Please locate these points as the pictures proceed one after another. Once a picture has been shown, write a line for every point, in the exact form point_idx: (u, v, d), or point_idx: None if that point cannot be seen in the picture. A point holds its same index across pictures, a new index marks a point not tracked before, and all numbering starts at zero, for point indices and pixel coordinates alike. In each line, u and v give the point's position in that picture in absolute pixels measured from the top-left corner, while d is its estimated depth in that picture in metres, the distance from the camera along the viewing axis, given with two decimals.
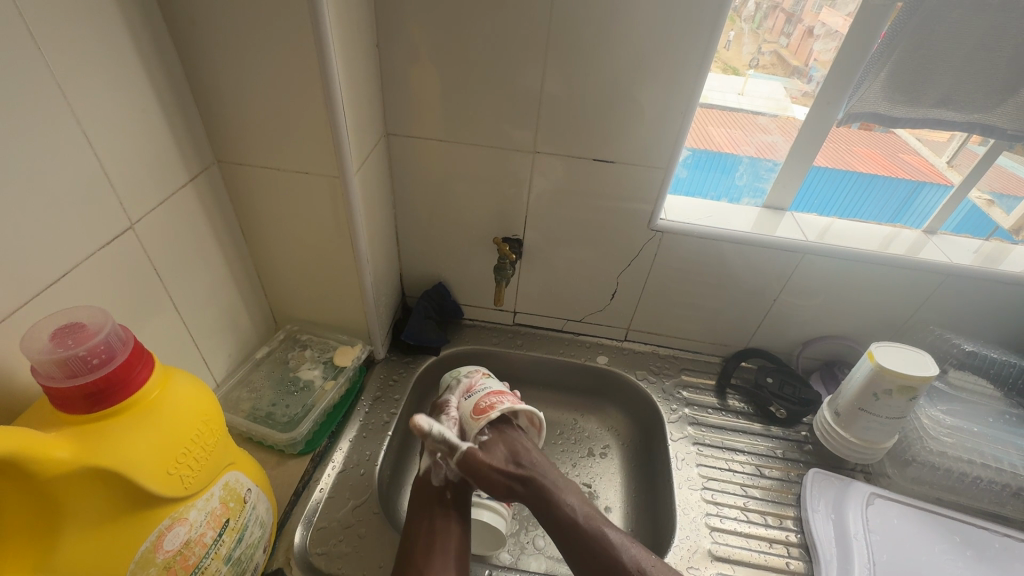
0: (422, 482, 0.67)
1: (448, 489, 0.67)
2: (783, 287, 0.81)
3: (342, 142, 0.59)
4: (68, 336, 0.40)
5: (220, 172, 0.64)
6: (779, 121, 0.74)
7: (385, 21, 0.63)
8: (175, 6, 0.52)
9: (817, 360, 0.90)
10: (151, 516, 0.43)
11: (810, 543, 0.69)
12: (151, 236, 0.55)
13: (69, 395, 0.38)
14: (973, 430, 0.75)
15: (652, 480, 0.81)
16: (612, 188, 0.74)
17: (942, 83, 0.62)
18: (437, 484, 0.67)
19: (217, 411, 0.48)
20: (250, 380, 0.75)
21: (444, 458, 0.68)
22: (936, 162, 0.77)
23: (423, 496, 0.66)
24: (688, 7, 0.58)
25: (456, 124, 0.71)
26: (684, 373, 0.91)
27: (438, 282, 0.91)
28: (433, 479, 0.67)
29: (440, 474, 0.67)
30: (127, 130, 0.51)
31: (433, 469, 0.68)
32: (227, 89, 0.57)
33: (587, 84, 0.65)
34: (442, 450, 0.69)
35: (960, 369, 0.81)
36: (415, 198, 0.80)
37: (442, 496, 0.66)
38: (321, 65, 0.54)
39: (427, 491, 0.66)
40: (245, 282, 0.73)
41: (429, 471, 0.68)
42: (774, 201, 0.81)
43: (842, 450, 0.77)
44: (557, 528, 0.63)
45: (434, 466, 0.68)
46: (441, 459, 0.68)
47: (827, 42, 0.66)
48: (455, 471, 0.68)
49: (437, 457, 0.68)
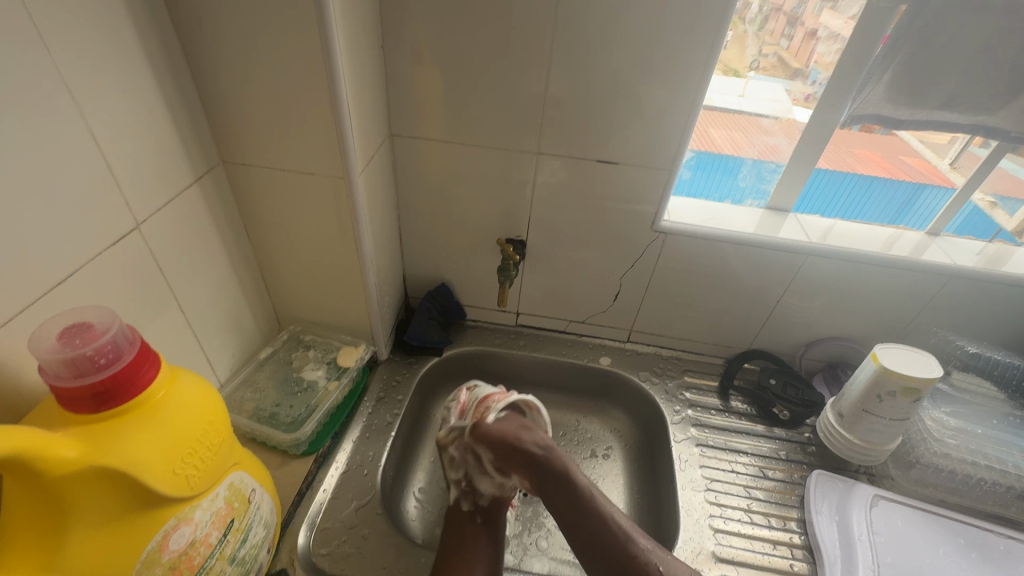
0: (453, 511, 0.68)
1: (478, 514, 0.67)
2: (786, 288, 0.81)
3: (346, 142, 0.59)
4: (76, 336, 0.40)
5: (225, 172, 0.65)
6: (782, 124, 0.75)
7: (389, 22, 0.64)
8: (182, 6, 0.52)
9: (820, 362, 0.90)
10: (157, 516, 0.43)
11: (813, 544, 0.69)
12: (157, 236, 0.55)
13: (76, 395, 0.38)
14: (976, 431, 0.75)
15: (656, 481, 0.81)
16: (615, 189, 0.74)
17: (945, 85, 0.62)
18: (467, 509, 0.68)
19: (222, 411, 0.49)
20: (254, 380, 0.75)
21: (468, 484, 0.68)
22: (939, 164, 0.77)
23: (455, 521, 0.67)
24: (693, 8, 0.58)
25: (459, 124, 0.71)
26: (687, 374, 0.91)
27: (440, 283, 0.91)
28: (461, 505, 0.68)
29: (469, 501, 0.68)
30: (133, 130, 0.51)
31: (462, 498, 0.68)
32: (232, 90, 0.57)
33: (592, 85, 0.66)
34: (463, 478, 0.69)
35: (964, 371, 0.81)
36: (418, 199, 0.80)
37: (473, 521, 0.66)
38: (326, 65, 0.54)
39: (458, 516, 0.67)
40: (249, 282, 0.73)
41: (459, 500, 0.69)
42: (777, 203, 0.81)
43: (845, 451, 0.77)
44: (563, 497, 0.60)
45: (462, 495, 0.69)
46: (466, 487, 0.69)
47: (829, 44, 0.66)
48: (482, 496, 0.68)
49: (463, 485, 0.69)
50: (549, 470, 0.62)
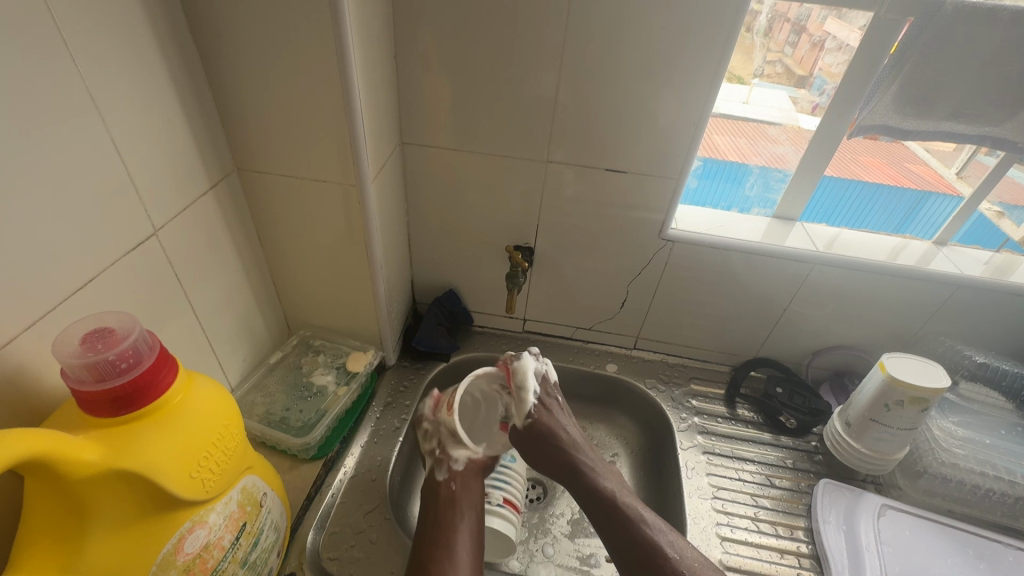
0: (430, 482, 0.67)
1: (453, 480, 0.66)
2: (793, 297, 0.82)
3: (360, 151, 0.60)
4: (98, 341, 0.40)
5: (239, 180, 0.65)
6: (788, 133, 0.75)
7: (401, 32, 0.65)
8: (201, 18, 0.53)
9: (827, 370, 0.90)
10: (172, 519, 0.44)
11: (820, 553, 0.69)
12: (173, 242, 0.56)
13: (97, 398, 0.39)
14: (984, 441, 0.75)
15: (667, 510, 0.78)
16: (624, 197, 0.75)
17: (953, 96, 0.63)
18: (442, 478, 0.66)
19: (236, 415, 0.49)
20: (264, 384, 0.76)
21: (443, 453, 0.68)
22: (945, 173, 0.78)
23: (431, 493, 0.66)
24: (702, 21, 0.59)
25: (469, 132, 0.72)
26: (693, 382, 0.92)
27: (449, 289, 0.91)
28: (436, 475, 0.67)
29: (443, 469, 0.67)
30: (152, 139, 0.52)
31: (438, 467, 0.67)
32: (248, 99, 0.58)
33: (601, 95, 0.66)
34: (438, 446, 0.69)
35: (971, 382, 0.81)
36: (427, 205, 0.81)
37: (447, 489, 0.65)
38: (342, 76, 0.55)
39: (434, 487, 0.66)
40: (260, 287, 0.74)
41: (434, 470, 0.68)
42: (784, 212, 0.81)
43: (852, 460, 0.77)
44: (591, 503, 0.64)
45: (438, 465, 0.68)
46: (439, 455, 0.68)
47: (836, 55, 0.67)
48: (457, 461, 0.67)
49: (436, 454, 0.68)
50: (580, 483, 0.66)
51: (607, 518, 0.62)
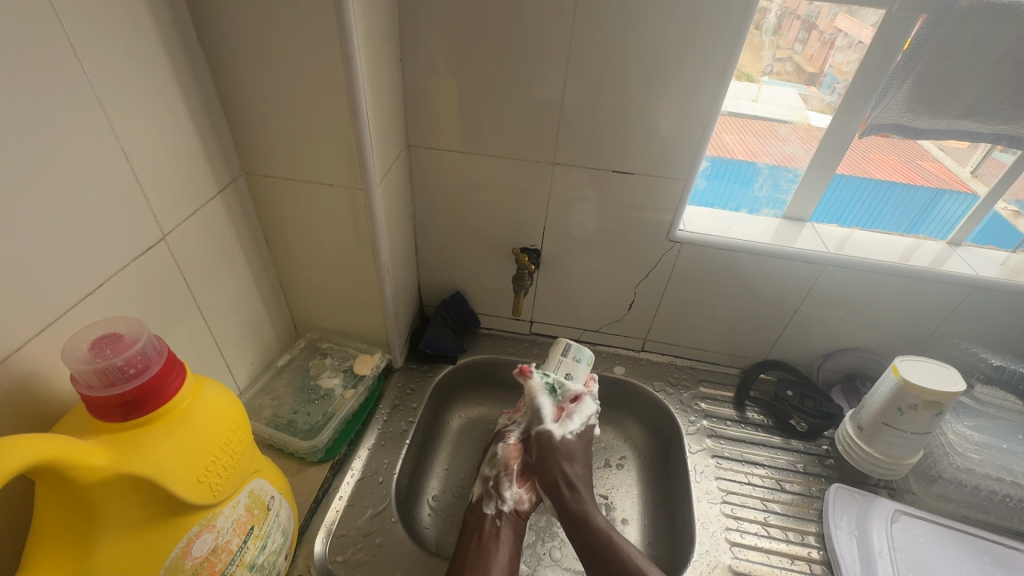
0: (476, 509, 0.70)
1: (500, 518, 0.68)
2: (804, 299, 0.81)
3: (366, 154, 0.60)
4: (107, 346, 0.41)
5: (247, 184, 0.66)
6: (798, 132, 0.74)
7: (408, 35, 0.65)
8: (209, 23, 0.53)
9: (839, 373, 0.88)
10: (181, 523, 0.44)
11: (832, 559, 0.68)
12: (182, 247, 0.57)
13: (106, 403, 0.39)
14: (1001, 446, 0.73)
15: (677, 548, 0.73)
16: (630, 198, 0.74)
17: (967, 94, 0.62)
18: (489, 511, 0.69)
19: (243, 420, 0.49)
20: (272, 387, 0.76)
21: (495, 488, 0.71)
22: (959, 172, 0.75)
23: (477, 518, 0.68)
24: (710, 22, 0.59)
25: (475, 135, 0.72)
26: (702, 385, 0.91)
27: (455, 291, 0.91)
28: (484, 506, 0.70)
29: (492, 503, 0.70)
30: (162, 146, 0.52)
31: (485, 499, 0.70)
32: (256, 105, 0.59)
33: (607, 96, 0.66)
34: (492, 480, 0.72)
35: (987, 385, 0.78)
36: (435, 208, 0.81)
37: (493, 524, 0.68)
38: (348, 81, 0.55)
39: (481, 517, 0.68)
40: (268, 289, 0.75)
41: (483, 500, 0.71)
42: (794, 213, 0.81)
43: (864, 465, 0.76)
44: (584, 536, 0.65)
45: (484, 495, 0.71)
46: (491, 487, 0.71)
47: (847, 53, 0.65)
48: (504, 502, 0.70)
49: (489, 484, 0.72)
50: (571, 510, 0.68)
51: (592, 541, 0.65)
